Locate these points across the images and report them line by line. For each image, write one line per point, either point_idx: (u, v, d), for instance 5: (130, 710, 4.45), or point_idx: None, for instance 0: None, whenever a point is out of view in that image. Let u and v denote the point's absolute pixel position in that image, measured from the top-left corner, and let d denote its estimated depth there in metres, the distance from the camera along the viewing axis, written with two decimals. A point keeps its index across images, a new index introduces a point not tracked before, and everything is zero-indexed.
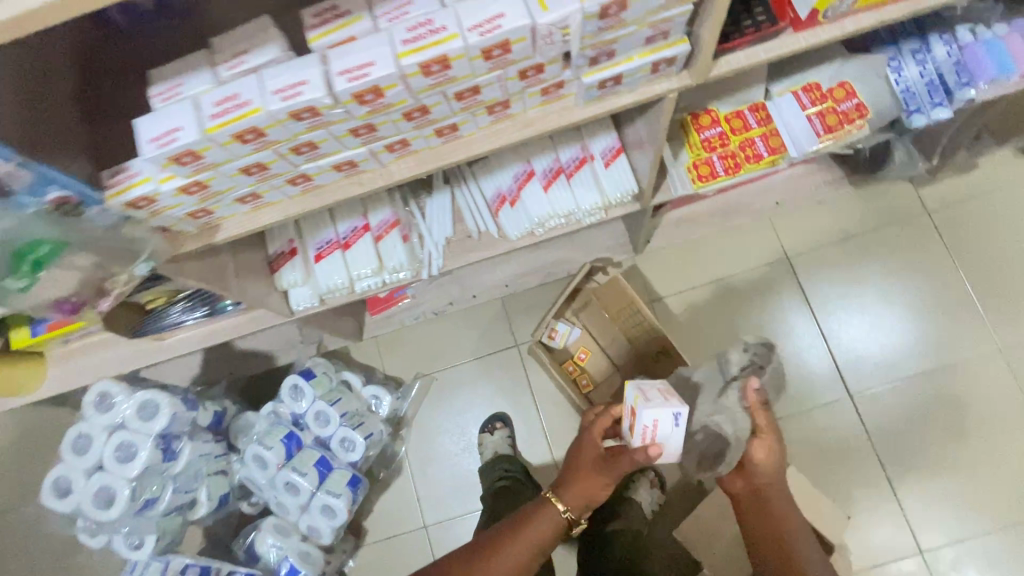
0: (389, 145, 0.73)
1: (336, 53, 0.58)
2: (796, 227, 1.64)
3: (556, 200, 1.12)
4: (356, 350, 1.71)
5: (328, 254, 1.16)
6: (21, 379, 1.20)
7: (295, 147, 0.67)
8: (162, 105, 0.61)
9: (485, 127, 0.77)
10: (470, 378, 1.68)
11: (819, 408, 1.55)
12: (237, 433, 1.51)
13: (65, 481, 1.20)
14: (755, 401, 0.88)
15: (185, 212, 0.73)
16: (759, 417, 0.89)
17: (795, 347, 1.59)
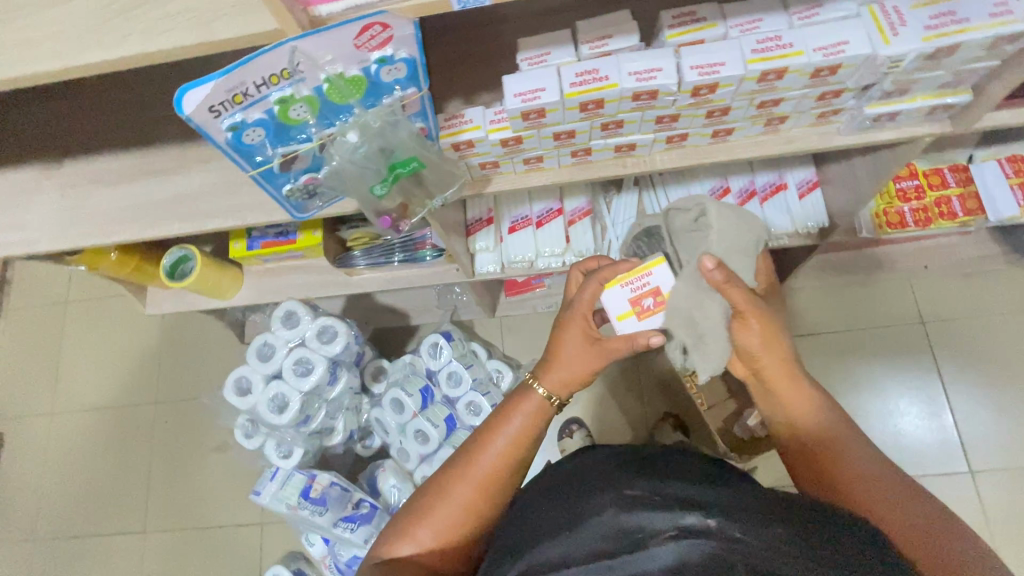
0: (669, 137, 0.83)
1: (691, 50, 0.68)
2: (936, 294, 1.65)
3: None
4: (482, 326, 1.81)
5: (521, 228, 1.27)
6: (224, 283, 1.34)
7: (607, 123, 0.77)
8: (527, 68, 0.72)
9: (750, 137, 0.86)
10: None
11: (935, 477, 1.54)
12: (373, 375, 1.62)
13: (245, 381, 1.34)
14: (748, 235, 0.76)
15: (485, 160, 0.84)
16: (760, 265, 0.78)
17: (917, 411, 1.59)
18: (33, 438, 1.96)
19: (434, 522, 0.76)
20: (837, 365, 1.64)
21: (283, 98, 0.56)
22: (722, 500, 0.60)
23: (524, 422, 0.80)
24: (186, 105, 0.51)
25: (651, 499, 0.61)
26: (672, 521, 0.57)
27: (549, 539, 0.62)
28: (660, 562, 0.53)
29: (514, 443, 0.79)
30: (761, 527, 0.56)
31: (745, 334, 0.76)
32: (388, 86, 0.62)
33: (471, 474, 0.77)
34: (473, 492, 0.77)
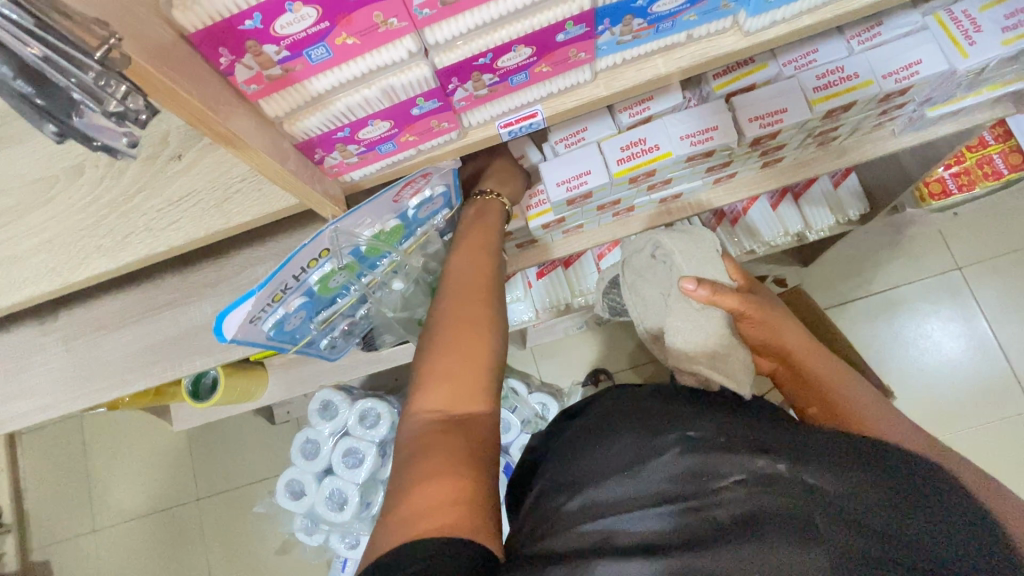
0: (717, 178, 0.77)
1: (745, 100, 0.61)
2: (969, 238, 1.60)
3: (785, 217, 1.10)
4: (514, 358, 1.76)
5: (549, 272, 1.20)
6: (252, 386, 1.26)
7: (654, 184, 0.70)
8: (563, 150, 0.65)
9: (798, 157, 0.80)
10: None
11: (999, 421, 1.53)
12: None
13: (297, 484, 1.29)
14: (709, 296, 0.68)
15: (520, 240, 0.79)
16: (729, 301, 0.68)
17: (970, 358, 1.56)
18: (80, 562, 1.85)
19: (443, 382, 0.53)
20: (882, 328, 1.60)
21: (323, 275, 0.50)
22: (797, 442, 0.50)
23: (489, 217, 0.63)
24: (228, 326, 0.46)
25: (718, 439, 0.51)
26: (741, 466, 0.47)
27: (602, 479, 0.50)
28: (729, 510, 0.44)
29: (485, 248, 0.61)
30: (842, 473, 0.46)
31: (757, 331, 0.71)
32: (423, 220, 0.57)
33: (459, 291, 0.58)
34: (473, 319, 0.55)
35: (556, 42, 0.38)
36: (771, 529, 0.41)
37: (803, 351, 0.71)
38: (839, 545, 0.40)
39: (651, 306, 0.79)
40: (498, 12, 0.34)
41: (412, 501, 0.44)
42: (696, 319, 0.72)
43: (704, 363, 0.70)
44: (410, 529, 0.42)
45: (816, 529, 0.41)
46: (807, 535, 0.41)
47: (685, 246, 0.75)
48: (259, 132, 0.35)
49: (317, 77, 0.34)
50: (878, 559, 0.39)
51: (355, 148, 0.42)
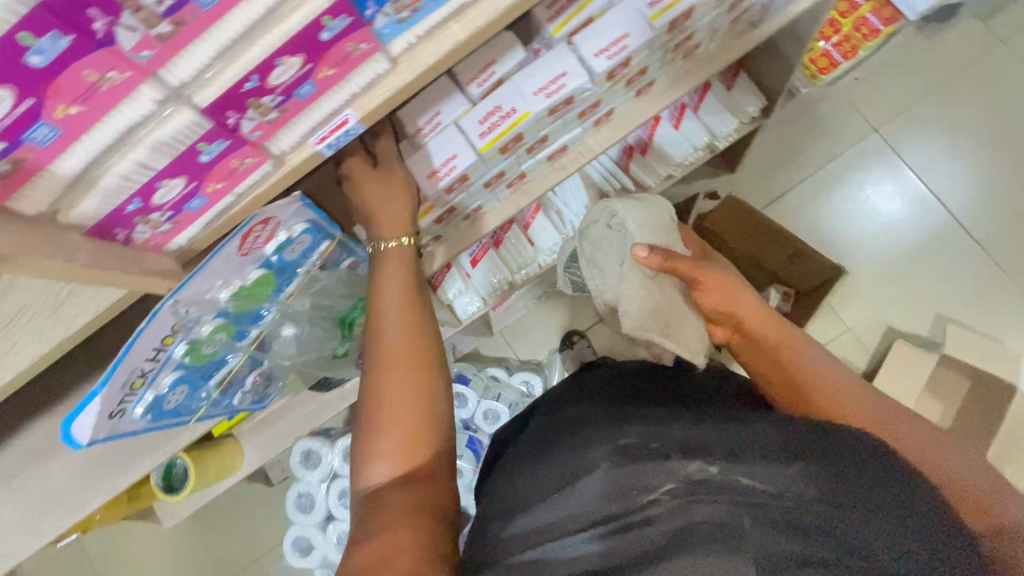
0: (595, 118, 0.75)
1: (586, 35, 0.59)
2: (878, 98, 1.62)
3: (689, 134, 1.11)
4: (487, 347, 1.75)
5: (483, 257, 1.17)
6: (227, 461, 1.23)
7: (531, 145, 0.68)
8: (424, 140, 0.62)
9: (671, 75, 0.78)
10: (604, 339, 1.72)
11: (949, 264, 1.58)
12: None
13: (304, 539, 1.26)
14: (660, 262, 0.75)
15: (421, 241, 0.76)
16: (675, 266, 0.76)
17: (908, 214, 1.60)
18: None
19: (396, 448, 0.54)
20: (822, 209, 1.62)
21: (189, 348, 0.48)
22: (731, 442, 0.56)
23: (402, 266, 0.62)
24: (80, 433, 0.43)
25: (650, 448, 0.58)
26: (671, 474, 0.53)
27: (542, 505, 0.57)
28: (660, 520, 0.50)
29: (398, 301, 0.60)
30: (771, 470, 0.52)
31: (711, 300, 0.78)
32: (297, 262, 0.53)
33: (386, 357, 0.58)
34: (408, 380, 0.56)
35: (325, 42, 0.34)
36: (702, 535, 0.47)
37: (756, 321, 0.77)
38: (764, 542, 0.46)
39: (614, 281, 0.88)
40: (236, 31, 0.30)
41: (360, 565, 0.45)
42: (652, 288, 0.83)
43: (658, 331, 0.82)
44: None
45: (742, 530, 0.47)
46: (734, 537, 0.46)
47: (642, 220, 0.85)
48: (23, 238, 0.32)
49: (62, 158, 0.31)
50: (793, 555, 0.45)
51: (161, 215, 0.38)
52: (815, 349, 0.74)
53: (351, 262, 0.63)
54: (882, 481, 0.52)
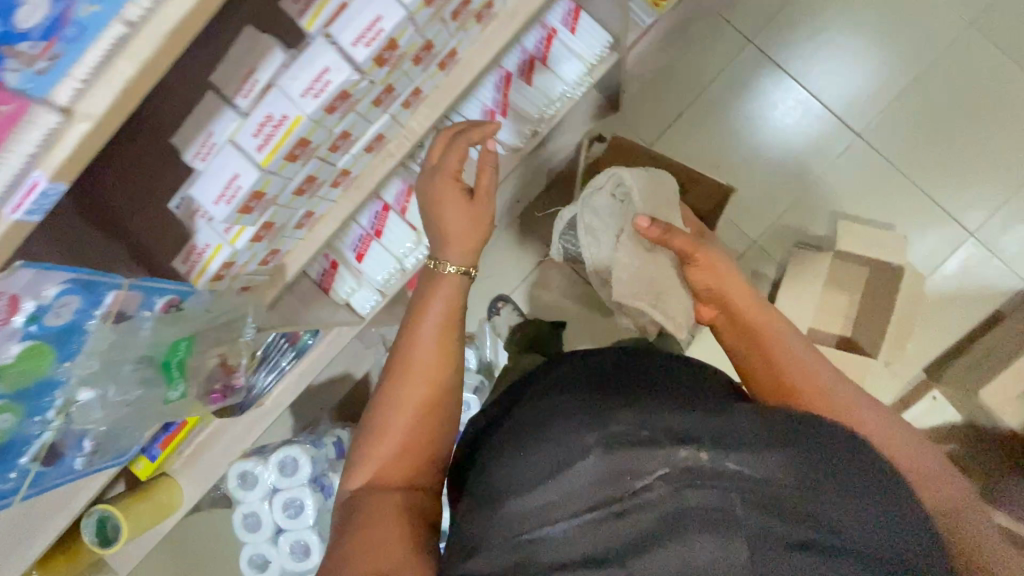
0: (405, 100, 0.73)
1: (338, 24, 0.56)
2: (747, 8, 1.61)
3: (543, 88, 1.11)
4: None
5: (367, 249, 1.16)
6: (164, 499, 1.24)
7: (333, 144, 0.66)
8: (204, 163, 0.60)
9: (473, 41, 0.76)
10: (530, 298, 1.75)
11: (837, 161, 1.63)
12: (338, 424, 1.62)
13: (259, 556, 1.29)
14: (656, 233, 0.95)
15: (258, 261, 0.75)
16: (675, 240, 0.95)
17: (792, 119, 1.63)
18: None
19: (396, 436, 0.75)
20: (710, 131, 1.64)
21: None
22: (715, 425, 0.66)
23: (451, 291, 0.83)
24: None
25: (642, 437, 0.66)
26: (663, 462, 0.63)
27: (532, 488, 0.64)
28: (653, 505, 0.60)
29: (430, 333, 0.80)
30: (756, 455, 0.63)
31: (705, 276, 0.96)
32: (72, 326, 0.65)
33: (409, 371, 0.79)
34: (422, 401, 0.77)
35: None
36: (692, 523, 0.57)
37: (742, 305, 0.93)
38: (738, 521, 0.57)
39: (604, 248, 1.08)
40: None
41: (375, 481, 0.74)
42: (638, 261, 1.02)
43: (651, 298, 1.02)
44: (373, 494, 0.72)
45: (733, 515, 0.58)
46: (727, 524, 0.57)
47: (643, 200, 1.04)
48: None
49: None
50: (775, 537, 0.56)
51: None
52: (795, 339, 0.89)
53: (162, 302, 0.73)
54: (859, 479, 0.63)
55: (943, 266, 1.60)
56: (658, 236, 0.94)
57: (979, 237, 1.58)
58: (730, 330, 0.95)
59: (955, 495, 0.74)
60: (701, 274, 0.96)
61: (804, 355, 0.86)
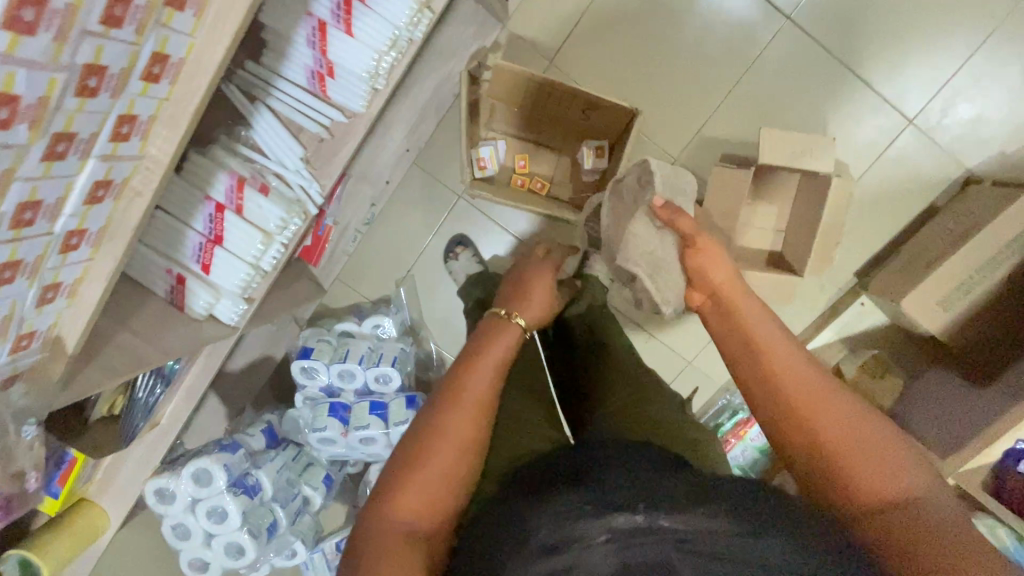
0: (113, 135, 0.64)
1: None
2: None
3: (367, 38, 0.88)
4: (333, 299, 1.67)
5: (211, 258, 1.01)
6: (85, 528, 1.23)
7: (15, 219, 0.59)
8: None
9: None
10: (445, 251, 1.63)
11: (764, 53, 1.41)
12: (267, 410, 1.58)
13: (200, 557, 1.32)
14: (665, 214, 1.01)
15: (7, 352, 0.69)
16: (682, 222, 1.00)
17: (710, 7, 1.38)
18: None
19: (426, 477, 0.78)
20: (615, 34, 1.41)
21: None
22: (663, 491, 0.59)
23: (514, 338, 0.97)
24: None
25: (575, 508, 0.56)
26: (603, 526, 0.53)
27: None
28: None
29: (485, 371, 0.89)
30: (694, 512, 0.54)
31: (704, 261, 0.96)
32: None
33: (452, 402, 0.84)
34: (460, 438, 0.82)
35: None
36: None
37: (732, 288, 0.90)
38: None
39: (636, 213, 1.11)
40: None
41: (391, 513, 0.75)
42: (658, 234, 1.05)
43: (645, 269, 1.07)
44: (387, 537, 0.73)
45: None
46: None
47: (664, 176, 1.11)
48: None
49: None
50: None
51: None
52: (776, 324, 0.84)
53: None
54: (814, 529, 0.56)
55: (880, 159, 1.47)
56: (661, 215, 0.97)
57: (919, 123, 1.43)
58: (715, 313, 0.90)
59: (929, 495, 0.66)
60: (700, 258, 0.96)
61: (781, 342, 0.80)
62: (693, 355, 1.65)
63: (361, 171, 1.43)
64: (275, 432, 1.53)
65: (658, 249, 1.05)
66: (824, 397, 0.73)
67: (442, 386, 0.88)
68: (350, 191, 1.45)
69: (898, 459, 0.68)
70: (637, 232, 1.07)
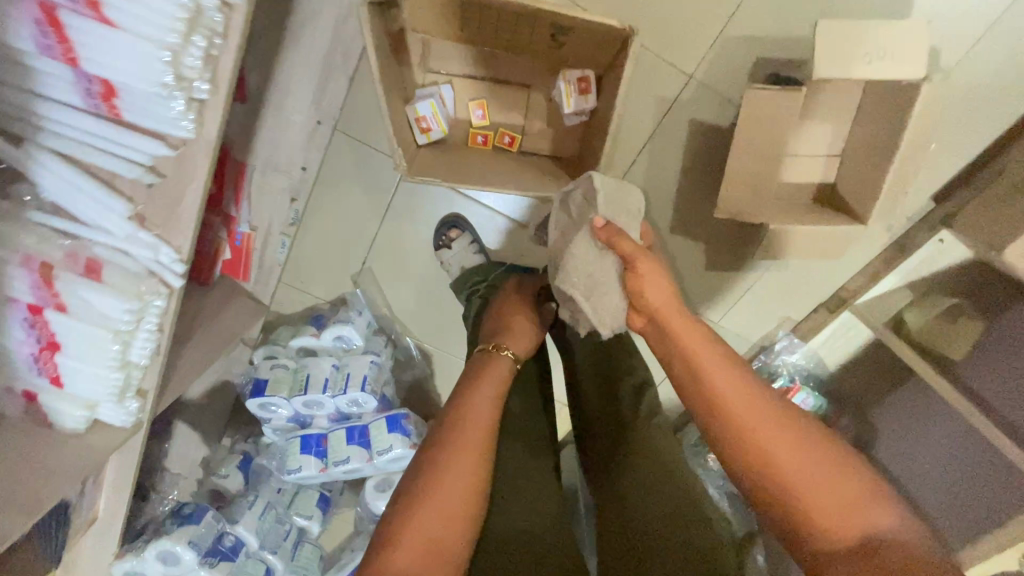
0: None
1: None
2: None
3: (141, 16, 0.55)
4: (285, 306, 1.40)
5: (57, 371, 0.73)
6: None
7: None
8: None
9: None
10: (403, 234, 1.31)
11: None
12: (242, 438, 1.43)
13: None
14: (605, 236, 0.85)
15: None
16: (622, 244, 0.83)
17: None
18: None
19: (421, 537, 0.70)
20: None
21: None
22: None
23: (504, 373, 0.92)
24: None
25: None
26: None
27: None
28: None
29: (484, 413, 0.84)
30: None
31: (645, 286, 0.83)
32: None
33: (458, 428, 0.82)
34: (465, 469, 0.78)
35: None
36: None
37: (670, 311, 0.81)
38: None
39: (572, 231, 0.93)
40: None
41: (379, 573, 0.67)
42: (597, 255, 0.87)
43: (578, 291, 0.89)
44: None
45: None
46: None
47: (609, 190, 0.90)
48: None
49: None
50: None
51: None
52: (727, 356, 0.78)
53: None
54: None
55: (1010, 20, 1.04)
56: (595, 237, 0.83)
57: None
58: (659, 342, 0.82)
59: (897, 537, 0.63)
60: (636, 283, 0.84)
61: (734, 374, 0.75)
62: (719, 317, 1.38)
63: (267, 157, 1.08)
64: (252, 458, 1.39)
65: (593, 272, 0.87)
66: (776, 431, 0.70)
67: (440, 420, 0.83)
68: (261, 185, 1.11)
69: (846, 488, 0.67)
70: (572, 254, 0.89)
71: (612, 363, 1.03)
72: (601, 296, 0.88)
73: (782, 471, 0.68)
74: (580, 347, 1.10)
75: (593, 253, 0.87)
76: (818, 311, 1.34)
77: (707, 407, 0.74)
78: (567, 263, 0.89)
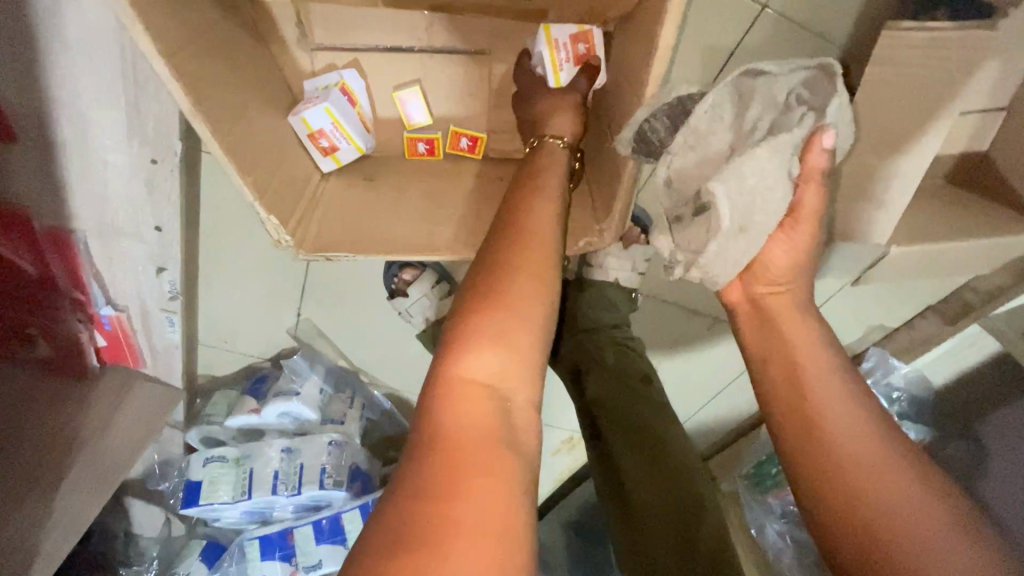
0: None
1: None
2: None
3: None
4: (214, 368, 1.09)
5: None
6: None
7: None
8: None
9: None
10: (344, 273, 0.94)
11: None
12: (200, 520, 1.18)
13: None
14: (816, 166, 0.51)
15: None
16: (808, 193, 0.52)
17: None
18: None
19: (512, 321, 0.43)
20: None
21: None
22: None
23: (558, 178, 0.56)
24: None
25: None
26: None
27: None
28: None
29: (544, 235, 0.49)
30: None
31: (780, 248, 0.56)
32: None
33: (506, 266, 0.46)
34: (519, 331, 0.43)
35: None
36: None
37: (762, 334, 0.58)
38: None
39: (731, 132, 0.53)
40: None
41: (454, 380, 0.41)
42: (781, 176, 0.50)
43: (729, 226, 0.51)
44: (450, 426, 0.39)
45: None
46: None
47: (840, 117, 0.51)
48: None
49: None
50: None
51: None
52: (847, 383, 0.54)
53: None
54: None
55: None
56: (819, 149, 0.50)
57: None
58: (752, 324, 0.59)
59: None
60: (779, 248, 0.56)
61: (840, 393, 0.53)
62: None
63: (98, 220, 0.70)
64: (221, 542, 1.14)
65: (759, 202, 0.50)
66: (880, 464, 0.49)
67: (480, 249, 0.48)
68: (106, 258, 0.75)
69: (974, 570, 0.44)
70: (753, 159, 0.49)
71: (644, 420, 0.77)
72: (734, 243, 0.53)
73: (870, 501, 0.48)
74: (591, 383, 0.81)
75: (777, 171, 0.50)
76: (924, 319, 0.97)
77: (790, 414, 0.54)
78: (740, 164, 0.50)
